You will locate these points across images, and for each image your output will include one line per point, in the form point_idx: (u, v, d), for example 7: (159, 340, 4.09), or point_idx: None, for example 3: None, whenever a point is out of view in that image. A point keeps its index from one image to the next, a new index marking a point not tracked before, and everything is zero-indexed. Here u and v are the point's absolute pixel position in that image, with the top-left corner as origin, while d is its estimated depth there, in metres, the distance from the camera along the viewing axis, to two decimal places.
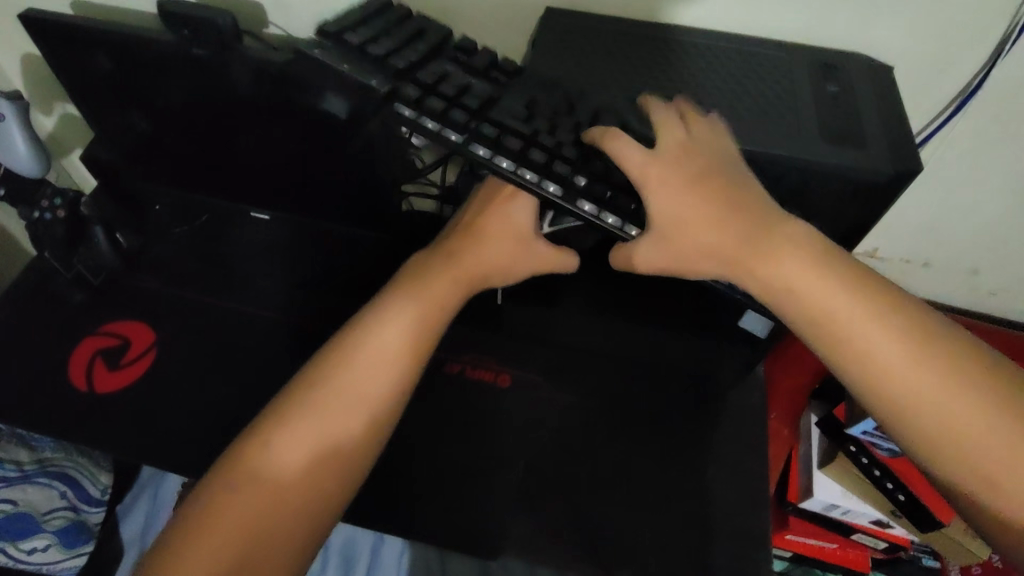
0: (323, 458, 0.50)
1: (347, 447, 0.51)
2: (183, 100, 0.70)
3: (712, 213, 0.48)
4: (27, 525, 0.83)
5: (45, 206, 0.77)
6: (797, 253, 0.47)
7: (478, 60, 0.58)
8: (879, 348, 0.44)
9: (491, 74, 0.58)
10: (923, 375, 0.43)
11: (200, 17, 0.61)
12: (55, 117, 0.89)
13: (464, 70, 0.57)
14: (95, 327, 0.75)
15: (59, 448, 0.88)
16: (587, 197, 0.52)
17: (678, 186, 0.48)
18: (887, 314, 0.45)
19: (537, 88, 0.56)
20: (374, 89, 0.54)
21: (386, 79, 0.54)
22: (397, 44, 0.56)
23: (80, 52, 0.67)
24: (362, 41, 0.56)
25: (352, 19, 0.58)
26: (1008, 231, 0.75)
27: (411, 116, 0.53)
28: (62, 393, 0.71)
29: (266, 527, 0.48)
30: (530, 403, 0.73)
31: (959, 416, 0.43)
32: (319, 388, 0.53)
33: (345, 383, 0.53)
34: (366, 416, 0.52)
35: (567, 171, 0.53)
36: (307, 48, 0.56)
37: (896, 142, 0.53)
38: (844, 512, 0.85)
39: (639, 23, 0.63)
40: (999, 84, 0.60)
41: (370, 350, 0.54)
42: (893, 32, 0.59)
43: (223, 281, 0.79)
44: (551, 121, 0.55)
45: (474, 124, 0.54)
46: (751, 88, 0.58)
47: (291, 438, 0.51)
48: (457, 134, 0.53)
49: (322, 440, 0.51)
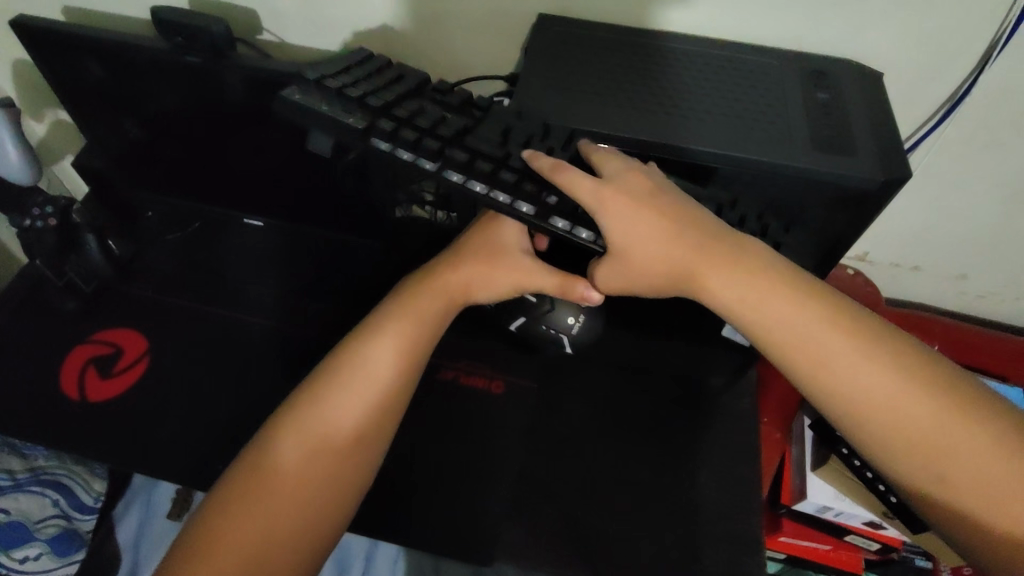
0: (312, 484, 0.51)
1: (336, 473, 0.52)
2: (176, 108, 0.70)
3: (663, 235, 0.49)
4: (19, 533, 0.84)
5: (35, 214, 0.75)
6: (754, 271, 0.48)
7: (453, 98, 0.58)
8: (836, 360, 0.46)
9: (466, 109, 0.58)
10: (869, 389, 0.46)
11: (195, 26, 0.62)
12: (47, 124, 0.89)
13: (439, 107, 0.57)
14: (87, 335, 0.75)
15: (52, 456, 0.89)
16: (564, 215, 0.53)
17: (625, 210, 0.49)
18: (828, 333, 0.47)
19: (512, 117, 0.56)
20: (350, 127, 0.53)
21: (362, 115, 0.54)
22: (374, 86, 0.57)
23: (72, 59, 0.66)
24: (341, 84, 0.55)
25: (334, 67, 0.58)
26: (995, 236, 0.76)
27: (387, 147, 0.53)
28: (53, 402, 0.71)
29: (263, 558, 0.48)
30: (523, 409, 0.73)
31: (919, 425, 0.45)
32: (302, 417, 0.53)
33: (329, 410, 0.53)
34: (350, 440, 0.53)
35: (537, 190, 0.53)
36: (280, 94, 0.55)
37: (885, 149, 0.54)
38: (837, 514, 0.85)
39: (632, 30, 0.63)
40: (987, 90, 0.61)
41: (366, 370, 0.55)
42: (881, 41, 0.59)
43: (216, 289, 0.79)
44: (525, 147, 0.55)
45: (447, 151, 0.53)
46: (743, 95, 0.58)
47: (281, 467, 0.51)
48: (431, 163, 0.53)
49: (311, 468, 0.51)
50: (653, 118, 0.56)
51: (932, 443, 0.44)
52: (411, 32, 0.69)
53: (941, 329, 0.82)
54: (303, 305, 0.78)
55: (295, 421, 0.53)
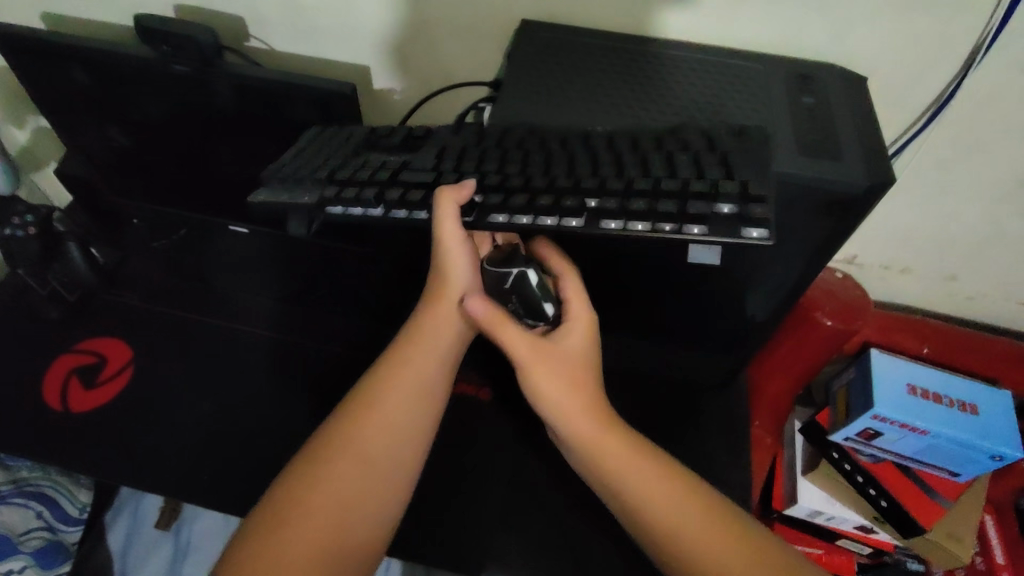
0: (322, 551, 0.46)
1: (347, 539, 0.47)
2: (162, 115, 0.69)
3: (575, 381, 0.52)
4: (4, 547, 0.80)
5: (14, 224, 0.72)
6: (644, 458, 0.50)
7: (394, 136, 0.59)
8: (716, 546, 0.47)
9: (408, 143, 0.58)
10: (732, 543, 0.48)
11: (181, 34, 0.61)
12: (30, 131, 0.88)
13: (382, 150, 0.58)
14: (71, 346, 0.74)
15: (35, 467, 0.87)
16: (501, 211, 0.51)
17: (559, 371, 0.52)
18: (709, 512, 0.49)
19: (448, 137, 0.58)
20: (304, 203, 0.54)
21: (315, 191, 0.55)
22: (318, 157, 0.58)
23: (56, 66, 0.66)
24: (289, 169, 0.57)
25: (285, 156, 0.59)
26: (983, 238, 0.76)
27: (341, 209, 0.54)
28: (37, 413, 0.70)
29: None
30: (513, 416, 0.72)
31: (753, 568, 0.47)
32: (318, 467, 0.49)
33: (344, 461, 0.49)
34: (365, 500, 0.49)
35: (498, 199, 0.51)
36: (249, 199, 0.56)
37: (870, 152, 0.53)
38: (829, 519, 0.84)
39: (617, 35, 0.63)
40: (972, 92, 0.61)
41: (361, 441, 0.50)
42: (868, 45, 0.59)
43: (202, 297, 0.78)
44: (457, 162, 0.55)
45: (389, 193, 0.54)
46: (728, 98, 0.58)
47: (294, 521, 0.47)
48: (375, 207, 0.53)
49: (326, 528, 0.47)
50: (629, 124, 0.56)
51: (711, 558, 0.47)
52: (397, 37, 0.69)
53: (930, 332, 0.81)
54: (291, 314, 0.77)
55: (309, 471, 0.49)
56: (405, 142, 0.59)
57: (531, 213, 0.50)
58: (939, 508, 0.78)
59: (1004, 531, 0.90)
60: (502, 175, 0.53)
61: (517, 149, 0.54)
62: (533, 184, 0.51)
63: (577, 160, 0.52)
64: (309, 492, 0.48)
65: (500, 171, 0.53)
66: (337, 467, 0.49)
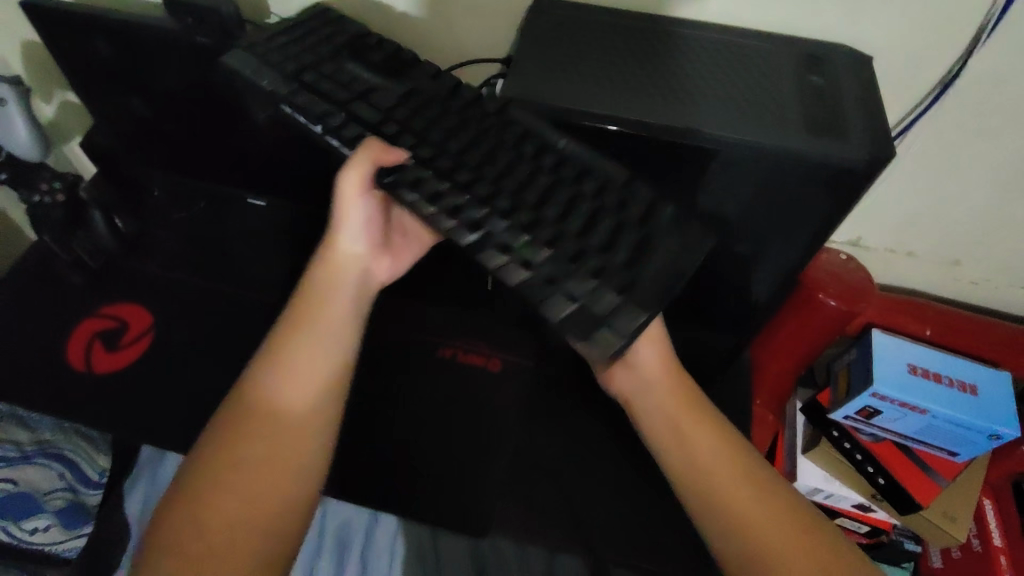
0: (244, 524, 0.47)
1: (270, 507, 0.48)
2: (184, 87, 0.71)
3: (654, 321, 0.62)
4: (27, 504, 0.84)
5: (43, 190, 0.75)
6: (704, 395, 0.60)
7: (378, 54, 0.61)
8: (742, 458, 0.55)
9: (387, 65, 0.60)
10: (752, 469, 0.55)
11: (204, 7, 0.63)
12: (56, 104, 0.90)
13: (360, 66, 0.59)
14: (94, 310, 0.77)
15: (59, 431, 0.90)
16: (414, 190, 0.52)
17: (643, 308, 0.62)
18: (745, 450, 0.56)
19: (425, 81, 0.59)
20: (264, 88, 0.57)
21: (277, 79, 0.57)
22: (298, 50, 0.60)
23: (84, 37, 0.68)
24: (265, 50, 0.59)
25: (273, 34, 0.61)
26: (987, 221, 0.77)
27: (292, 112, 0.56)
28: (61, 373, 0.73)
29: None
30: (519, 387, 0.74)
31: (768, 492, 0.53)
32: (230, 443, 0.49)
33: (257, 429, 0.50)
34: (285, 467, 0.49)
35: (422, 172, 0.53)
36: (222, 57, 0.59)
37: (873, 129, 0.55)
38: (827, 497, 0.86)
39: (629, 13, 0.64)
40: (977, 75, 0.62)
41: (269, 412, 0.50)
42: (875, 27, 0.60)
43: (220, 267, 0.81)
44: (411, 113, 0.56)
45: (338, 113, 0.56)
46: (736, 77, 0.59)
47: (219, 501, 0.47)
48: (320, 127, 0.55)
49: (247, 502, 0.47)
50: (638, 97, 0.57)
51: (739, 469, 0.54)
52: (414, 13, 0.71)
53: (932, 315, 0.82)
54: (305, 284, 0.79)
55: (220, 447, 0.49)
56: (383, 62, 0.60)
57: (435, 205, 0.52)
58: (936, 486, 0.79)
59: (1000, 513, 0.91)
60: (438, 147, 0.54)
61: (486, 142, 0.55)
62: (454, 176, 0.53)
63: (531, 189, 0.53)
64: (229, 461, 0.48)
65: (448, 137, 0.55)
66: (241, 447, 0.49)
